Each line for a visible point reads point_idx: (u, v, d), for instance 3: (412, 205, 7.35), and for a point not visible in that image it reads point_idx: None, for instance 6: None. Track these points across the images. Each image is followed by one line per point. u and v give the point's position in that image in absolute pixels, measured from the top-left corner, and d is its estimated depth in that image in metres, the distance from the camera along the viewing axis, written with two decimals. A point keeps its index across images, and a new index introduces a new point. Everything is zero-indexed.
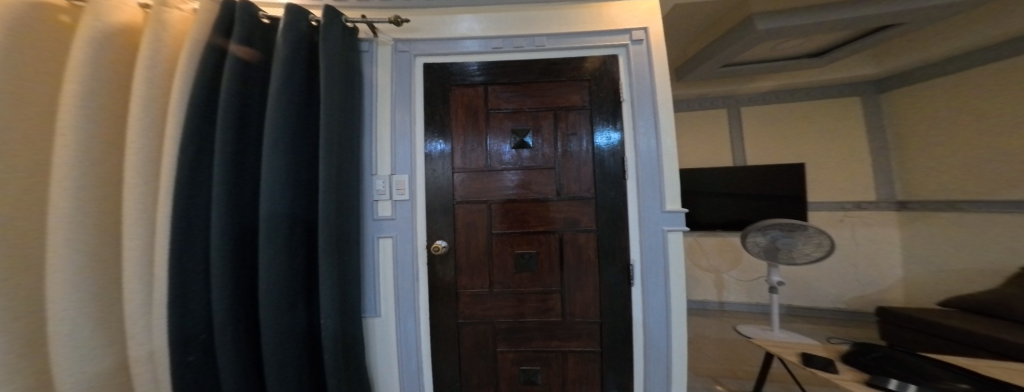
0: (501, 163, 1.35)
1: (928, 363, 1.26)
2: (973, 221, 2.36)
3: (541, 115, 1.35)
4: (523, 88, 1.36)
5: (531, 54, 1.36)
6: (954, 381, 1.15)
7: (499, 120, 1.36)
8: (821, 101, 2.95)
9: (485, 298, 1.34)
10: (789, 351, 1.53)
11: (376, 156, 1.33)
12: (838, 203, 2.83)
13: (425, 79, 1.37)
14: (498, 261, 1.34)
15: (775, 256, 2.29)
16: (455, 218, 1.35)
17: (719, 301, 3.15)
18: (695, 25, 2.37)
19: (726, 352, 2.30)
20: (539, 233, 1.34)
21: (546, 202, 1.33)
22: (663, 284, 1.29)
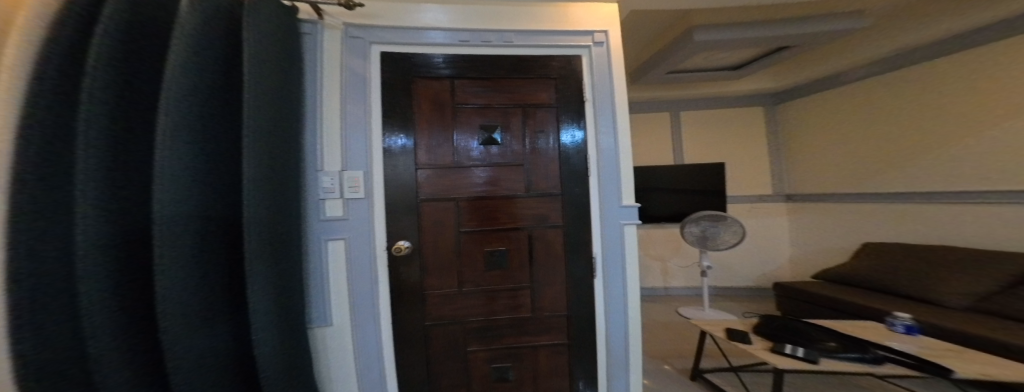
0: (469, 160, 1.32)
1: (816, 330, 1.53)
2: (842, 210, 2.88)
3: (510, 111, 1.34)
4: (492, 83, 1.34)
5: (500, 50, 1.35)
6: (827, 341, 1.42)
7: (467, 116, 1.32)
8: (737, 108, 3.54)
9: (452, 299, 1.30)
10: (720, 327, 1.77)
11: (323, 150, 1.20)
12: (748, 197, 3.46)
13: (381, 68, 1.28)
14: (467, 260, 1.31)
15: (705, 244, 2.58)
16: (418, 217, 1.28)
17: (665, 287, 3.48)
18: (647, 33, 2.58)
19: (671, 334, 2.55)
20: (507, 230, 1.33)
21: (517, 200, 1.34)
22: (622, 273, 1.38)
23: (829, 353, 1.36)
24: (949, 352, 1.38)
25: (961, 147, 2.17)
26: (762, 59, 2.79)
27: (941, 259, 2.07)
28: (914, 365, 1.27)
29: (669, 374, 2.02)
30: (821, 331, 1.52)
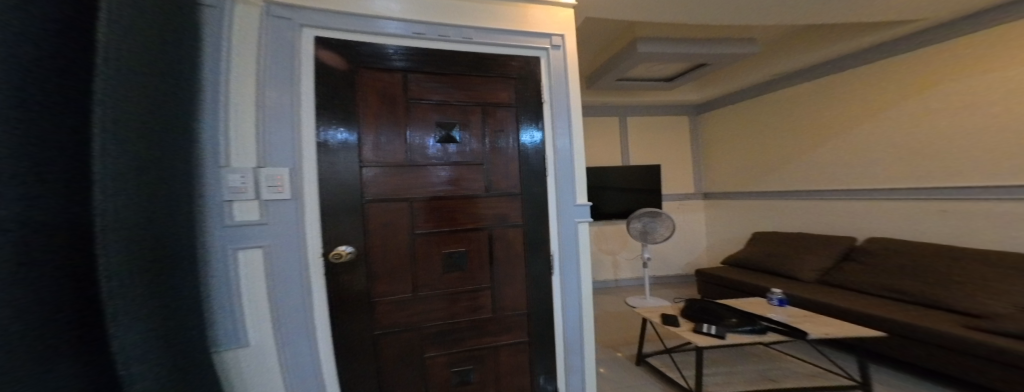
0: (422, 159, 1.25)
1: (728, 310, 1.86)
2: (753, 206, 3.51)
3: (469, 109, 1.31)
4: (449, 79, 1.29)
5: (458, 45, 1.31)
6: (730, 318, 1.76)
7: (422, 112, 1.26)
8: (669, 115, 4.02)
9: (404, 305, 1.23)
10: (656, 314, 2.01)
11: (230, 143, 1.02)
12: (678, 195, 3.99)
13: (320, 54, 1.15)
14: (421, 264, 1.25)
15: (646, 239, 2.83)
16: (365, 219, 1.18)
17: (615, 279, 3.76)
18: (598, 38, 2.75)
19: (620, 322, 2.77)
20: (464, 231, 1.30)
21: (471, 200, 1.31)
22: (577, 269, 1.45)
23: (731, 327, 1.69)
24: (806, 317, 1.87)
25: (845, 156, 2.71)
26: (688, 73, 3.16)
27: (813, 245, 2.76)
28: (785, 331, 1.67)
29: (618, 360, 2.19)
30: (730, 310, 1.86)
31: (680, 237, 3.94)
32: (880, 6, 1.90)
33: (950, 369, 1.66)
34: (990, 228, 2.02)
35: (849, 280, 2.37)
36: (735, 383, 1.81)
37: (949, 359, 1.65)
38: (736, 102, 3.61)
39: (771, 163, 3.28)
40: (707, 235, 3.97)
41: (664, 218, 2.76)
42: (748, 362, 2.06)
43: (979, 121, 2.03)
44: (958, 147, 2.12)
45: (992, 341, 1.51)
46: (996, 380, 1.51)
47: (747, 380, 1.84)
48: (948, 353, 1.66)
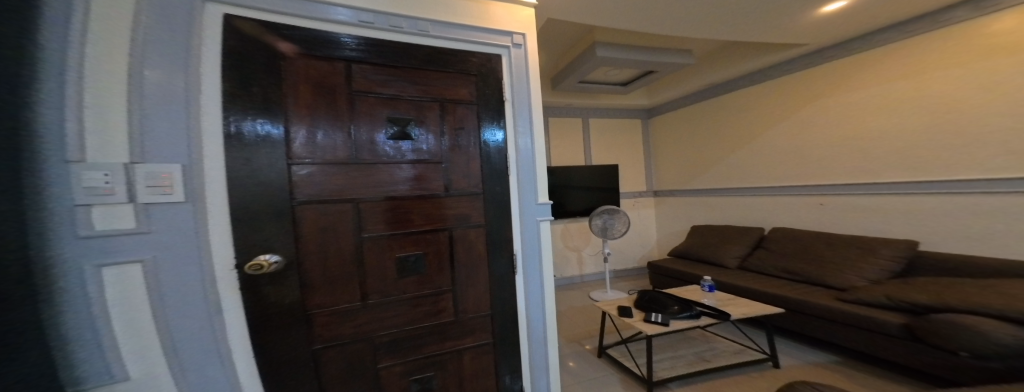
0: (367, 157, 1.15)
1: (670, 297, 2.03)
2: (696, 202, 3.80)
3: (425, 105, 1.25)
4: (403, 73, 1.21)
5: (413, 38, 1.24)
6: (673, 305, 1.93)
7: (369, 106, 1.16)
8: (623, 118, 4.25)
9: (348, 316, 1.12)
10: (614, 306, 2.12)
11: (83, 135, 0.82)
12: (633, 193, 4.24)
13: (243, 36, 1.00)
14: (370, 270, 1.15)
15: (605, 235, 2.96)
16: (295, 223, 1.05)
17: (580, 275, 3.97)
18: (559, 39, 2.82)
19: (583, 317, 2.88)
20: (416, 232, 1.23)
21: (423, 201, 1.24)
22: (540, 268, 1.46)
23: (675, 315, 1.85)
24: (733, 300, 2.11)
25: (769, 156, 3.05)
26: (639, 79, 3.36)
27: (741, 234, 3.09)
28: (713, 314, 1.89)
29: (581, 354, 2.27)
30: (672, 297, 2.03)
31: (636, 233, 4.20)
32: (787, 29, 2.22)
33: (824, 334, 2.04)
34: (872, 218, 2.41)
35: (766, 265, 2.72)
36: (681, 366, 1.96)
37: (824, 327, 2.03)
38: (679, 107, 3.91)
39: (709, 162, 3.61)
40: (660, 230, 4.27)
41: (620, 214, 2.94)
42: (693, 343, 2.25)
43: (862, 130, 2.43)
44: (850, 151, 2.50)
45: (850, 308, 1.91)
46: (852, 340, 1.90)
47: (691, 362, 2.00)
48: (822, 321, 2.04)
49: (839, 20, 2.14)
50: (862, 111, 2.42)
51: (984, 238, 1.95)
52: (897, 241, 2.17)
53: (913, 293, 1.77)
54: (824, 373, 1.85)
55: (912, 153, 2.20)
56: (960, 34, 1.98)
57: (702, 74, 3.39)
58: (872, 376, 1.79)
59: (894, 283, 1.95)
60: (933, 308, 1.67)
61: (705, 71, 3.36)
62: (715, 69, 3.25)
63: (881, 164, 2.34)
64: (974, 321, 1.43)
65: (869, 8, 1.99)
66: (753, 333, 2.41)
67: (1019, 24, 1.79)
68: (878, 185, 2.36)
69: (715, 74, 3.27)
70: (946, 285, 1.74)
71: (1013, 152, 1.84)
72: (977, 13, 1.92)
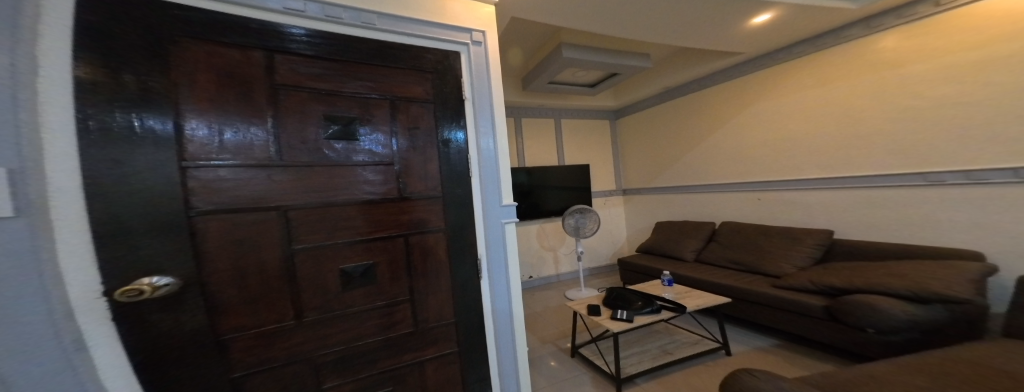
0: (297, 158, 1.04)
1: (636, 293, 2.09)
2: (660, 200, 3.96)
3: (372, 102, 1.17)
4: (345, 68, 1.13)
5: (356, 31, 1.16)
6: (637, 301, 1.99)
7: (299, 102, 1.05)
8: (593, 119, 4.36)
9: (275, 337, 1.01)
10: (584, 305, 2.15)
11: None
12: (604, 192, 4.36)
13: (121, 15, 0.83)
14: (303, 285, 1.04)
15: (578, 234, 3.02)
16: (196, 237, 0.90)
17: (557, 274, 4.02)
18: (527, 38, 2.83)
19: (557, 317, 2.92)
20: (357, 241, 1.13)
21: (366, 205, 1.15)
22: (505, 271, 1.44)
23: (639, 311, 1.91)
24: (690, 292, 2.22)
25: (719, 155, 3.24)
26: (604, 81, 3.46)
27: (696, 228, 3.27)
28: (672, 308, 1.97)
29: (553, 354, 2.28)
30: (637, 293, 2.09)
31: (607, 230, 4.32)
32: (726, 38, 2.38)
33: (766, 320, 2.19)
34: (804, 211, 2.65)
35: (716, 257, 2.90)
36: (646, 361, 2.02)
37: (765, 313, 2.18)
38: (642, 108, 4.06)
39: (668, 160, 3.78)
40: (629, 227, 4.42)
41: (591, 214, 3.00)
42: (658, 337, 2.33)
43: (795, 131, 2.64)
44: (786, 150, 2.72)
45: (786, 295, 2.06)
46: (786, 323, 2.07)
47: (655, 356, 2.07)
48: (763, 308, 2.19)
49: (769, 31, 2.32)
50: (794, 113, 2.64)
51: (886, 226, 2.22)
52: (816, 231, 2.43)
53: (832, 278, 1.97)
54: (769, 358, 1.99)
55: (832, 152, 2.44)
56: (860, 48, 2.24)
57: (658, 77, 3.56)
58: (808, 357, 1.95)
59: (818, 269, 2.17)
60: (845, 290, 1.88)
61: (660, 73, 3.53)
62: (668, 73, 3.43)
63: (808, 163, 2.58)
64: (877, 299, 1.64)
65: (791, 22, 2.19)
66: (708, 322, 2.55)
67: (899, 42, 2.08)
68: (805, 181, 2.61)
69: (668, 77, 3.44)
70: (857, 269, 1.95)
71: (905, 152, 2.10)
72: (868, 31, 2.19)
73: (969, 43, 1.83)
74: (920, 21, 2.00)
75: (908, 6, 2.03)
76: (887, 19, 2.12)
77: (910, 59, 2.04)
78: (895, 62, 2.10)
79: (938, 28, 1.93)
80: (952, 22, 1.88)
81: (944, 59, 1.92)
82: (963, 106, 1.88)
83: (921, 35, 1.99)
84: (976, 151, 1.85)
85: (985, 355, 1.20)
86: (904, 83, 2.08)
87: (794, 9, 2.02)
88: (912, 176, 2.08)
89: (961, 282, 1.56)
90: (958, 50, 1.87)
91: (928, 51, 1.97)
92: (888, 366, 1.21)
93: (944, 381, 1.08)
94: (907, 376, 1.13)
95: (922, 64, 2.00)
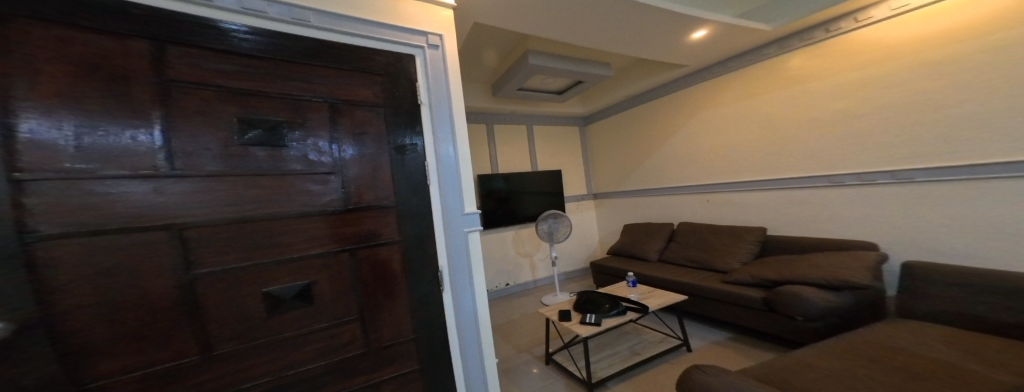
0: (198, 167, 0.91)
1: (604, 296, 2.11)
2: (627, 203, 4.08)
3: (309, 105, 1.08)
4: (275, 68, 1.04)
5: (290, 27, 1.08)
6: (605, 304, 2.01)
7: (201, 102, 0.92)
8: (564, 125, 4.43)
9: (176, 377, 0.86)
10: (556, 311, 2.14)
11: None
12: (576, 197, 4.42)
13: None
14: (210, 315, 0.91)
15: (551, 239, 3.03)
16: (37, 268, 0.73)
17: (534, 280, 4.00)
18: (493, 45, 2.83)
19: (534, 323, 2.88)
20: (285, 260, 1.02)
21: (297, 219, 1.04)
22: (470, 281, 1.39)
23: (607, 314, 1.92)
24: (654, 292, 2.28)
25: (673, 159, 3.42)
26: (571, 89, 3.53)
27: (655, 229, 3.42)
28: (637, 309, 2.00)
29: (529, 363, 2.24)
30: (605, 296, 2.11)
31: (580, 234, 4.38)
32: (672, 52, 2.55)
33: (718, 315, 2.29)
34: (738, 210, 2.91)
35: (675, 256, 3.03)
36: (617, 363, 2.03)
37: (716, 308, 2.30)
38: (608, 115, 4.19)
39: (631, 165, 3.93)
40: (601, 230, 4.50)
41: (564, 219, 3.02)
42: (628, 337, 2.36)
43: (737, 137, 2.84)
44: (729, 154, 2.92)
45: (732, 289, 2.19)
46: (735, 316, 2.19)
47: (625, 357, 2.09)
48: (714, 302, 2.31)
49: (707, 47, 2.52)
50: (735, 120, 2.84)
51: (810, 224, 2.44)
52: (750, 230, 2.65)
53: (765, 271, 2.12)
54: (726, 351, 2.08)
55: (770, 155, 2.64)
56: (776, 65, 2.52)
57: (618, 86, 3.70)
58: (755, 348, 2.06)
59: (757, 264, 2.33)
60: (777, 282, 2.03)
61: (620, 82, 3.67)
62: (627, 81, 3.57)
63: (744, 167, 2.82)
64: (803, 289, 1.80)
65: (725, 38, 2.38)
66: (670, 319, 2.65)
67: (802, 62, 2.37)
68: (744, 183, 2.84)
69: (627, 85, 3.57)
70: (786, 263, 2.13)
71: (817, 158, 2.36)
72: (780, 51, 2.48)
73: (857, 63, 2.12)
74: (816, 45, 2.29)
75: (805, 31, 2.33)
76: (793, 42, 2.41)
77: (812, 78, 2.33)
78: (806, 77, 2.36)
79: (833, 51, 2.22)
80: (839, 46, 2.18)
81: (843, 75, 2.19)
82: (862, 118, 2.14)
83: (816, 57, 2.29)
84: (879, 153, 2.08)
85: (894, 340, 1.36)
86: (820, 94, 2.31)
87: (725, 27, 2.21)
88: (816, 179, 2.37)
89: (862, 269, 1.78)
90: (849, 69, 2.16)
91: (827, 69, 2.25)
92: (816, 353, 1.35)
93: (859, 365, 1.22)
94: (829, 362, 1.27)
95: (822, 81, 2.29)
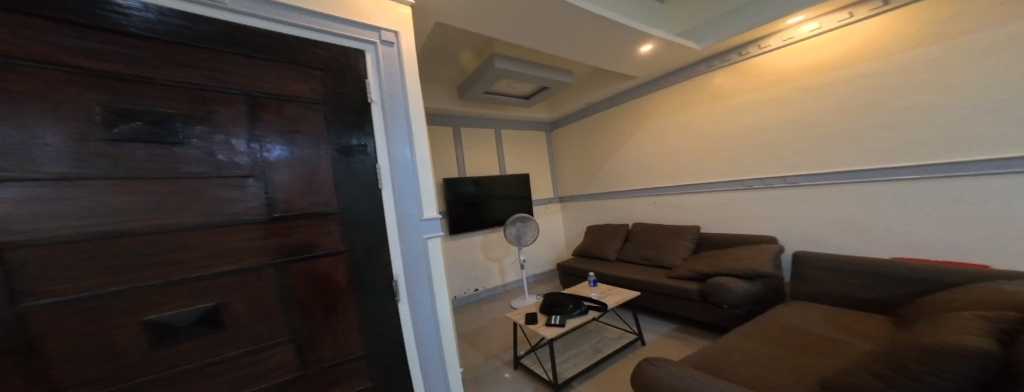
0: (41, 168, 0.73)
1: (568, 297, 2.12)
2: (591, 206, 4.17)
3: (225, 98, 0.94)
4: (177, 55, 0.89)
5: (203, 10, 0.94)
6: (569, 304, 2.02)
7: (41, 84, 0.74)
8: (531, 131, 4.44)
9: None
10: (522, 315, 2.10)
11: None
12: (542, 200, 4.45)
13: None
14: (58, 354, 0.74)
15: (520, 242, 3.01)
16: None
17: (503, 284, 3.95)
18: (457, 47, 2.76)
19: (502, 328, 2.82)
20: (182, 280, 0.86)
21: (201, 230, 0.89)
22: (429, 290, 1.31)
23: (572, 314, 1.93)
24: (614, 290, 2.34)
25: (626, 163, 3.59)
26: (537, 94, 3.56)
27: (613, 230, 3.54)
28: (598, 307, 2.03)
29: (497, 368, 2.17)
30: (569, 297, 2.12)
31: (547, 237, 4.40)
32: (624, 63, 2.67)
33: (669, 309, 2.40)
34: (673, 211, 3.20)
35: (631, 254, 3.15)
36: (581, 362, 2.04)
37: (665, 301, 2.42)
38: (572, 121, 4.27)
39: (592, 168, 4.04)
40: (568, 233, 4.57)
41: (533, 222, 3.01)
42: (592, 336, 2.38)
43: (680, 144, 3.04)
44: (672, 163, 3.13)
45: (674, 283, 2.33)
46: (681, 309, 2.32)
47: (588, 356, 2.10)
48: (661, 296, 2.44)
49: (655, 61, 2.68)
50: (676, 128, 3.05)
51: (738, 226, 2.71)
52: (687, 232, 2.88)
53: (701, 266, 2.32)
54: (680, 342, 2.17)
55: (712, 161, 2.83)
56: (702, 84, 2.81)
57: (580, 92, 3.78)
58: (703, 338, 2.18)
59: (698, 259, 2.50)
60: (707, 275, 2.24)
61: (580, 88, 3.76)
62: (586, 88, 3.68)
63: (681, 172, 3.07)
64: (727, 281, 2.01)
65: (669, 54, 2.55)
66: (627, 315, 2.74)
67: (723, 80, 2.67)
68: (686, 187, 3.05)
69: (587, 92, 3.67)
70: (714, 257, 2.37)
71: (738, 167, 2.67)
72: (709, 69, 2.73)
73: (763, 84, 2.45)
74: (732, 66, 2.60)
75: (722, 54, 2.64)
76: (716, 62, 2.68)
77: (732, 95, 2.64)
78: (728, 95, 2.66)
79: (745, 72, 2.54)
80: (748, 69, 2.52)
81: (765, 91, 2.45)
82: (776, 130, 2.43)
83: (734, 76, 2.60)
84: (804, 158, 2.30)
85: (804, 323, 1.60)
86: (752, 105, 2.53)
87: (667, 43, 2.37)
88: (733, 184, 2.71)
89: (767, 259, 2.10)
90: (767, 86, 2.44)
91: (743, 88, 2.56)
92: (742, 337, 1.54)
93: (776, 347, 1.42)
94: (752, 345, 1.46)
95: (739, 97, 2.60)
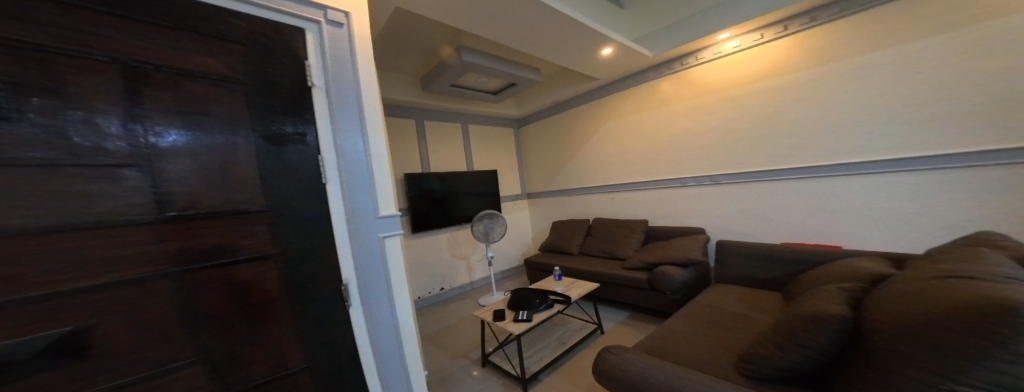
0: None
1: (534, 292, 2.10)
2: (557, 202, 4.20)
3: (93, 67, 0.76)
4: (24, 13, 0.71)
5: None
6: (536, 298, 2.01)
7: None
8: (499, 128, 4.36)
9: None
10: (489, 312, 2.05)
11: None
12: (510, 197, 4.41)
13: None
14: None
15: (488, 239, 2.94)
16: None
17: (471, 282, 3.86)
18: (420, 35, 2.61)
19: (469, 327, 2.75)
20: (20, 302, 0.68)
21: (56, 236, 0.72)
22: (387, 293, 1.20)
23: (539, 308, 1.91)
24: (575, 283, 2.37)
25: (587, 160, 3.67)
26: (505, 90, 3.49)
27: (575, 224, 3.62)
28: (562, 300, 2.05)
29: (465, 368, 2.10)
30: (535, 292, 2.11)
31: (514, 234, 4.38)
32: (586, 64, 2.70)
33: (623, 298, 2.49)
34: (628, 206, 3.32)
35: (592, 248, 3.23)
36: (548, 355, 2.04)
37: (621, 292, 2.50)
38: (539, 118, 4.26)
39: (558, 165, 4.07)
40: (535, 228, 4.57)
41: (500, 219, 2.95)
42: (558, 328, 2.40)
43: (632, 145, 3.18)
44: (626, 162, 3.26)
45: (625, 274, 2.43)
46: (633, 298, 2.42)
47: (554, 348, 2.11)
48: (616, 286, 2.53)
49: (615, 63, 2.73)
50: (628, 129, 3.19)
51: (684, 218, 2.88)
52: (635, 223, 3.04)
53: (649, 256, 2.44)
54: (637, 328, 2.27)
55: (662, 160, 2.97)
56: (652, 88, 2.94)
57: (546, 89, 3.77)
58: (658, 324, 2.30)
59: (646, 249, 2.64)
60: (653, 264, 2.37)
61: (546, 86, 3.76)
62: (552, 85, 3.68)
63: (632, 171, 3.22)
64: (669, 269, 2.14)
65: (625, 58, 2.62)
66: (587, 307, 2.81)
67: (668, 87, 2.83)
68: (637, 183, 3.20)
69: (552, 89, 3.68)
70: (656, 247, 2.52)
71: (680, 167, 2.84)
72: (659, 75, 2.86)
73: (698, 93, 2.65)
74: (677, 75, 2.75)
75: (665, 65, 2.81)
76: (664, 69, 2.82)
77: (673, 101, 2.81)
78: (672, 100, 2.82)
79: (684, 80, 2.72)
80: (684, 80, 2.71)
81: (699, 99, 2.66)
82: (715, 131, 2.61)
83: (676, 85, 2.77)
84: (745, 159, 2.48)
85: (730, 303, 1.74)
86: (693, 110, 2.71)
87: (624, 47, 2.43)
88: (672, 180, 2.91)
89: (698, 247, 2.28)
90: (705, 94, 2.62)
91: (684, 95, 2.74)
92: (680, 318, 1.63)
93: (709, 327, 1.52)
94: (691, 325, 1.55)
95: (678, 103, 2.78)
